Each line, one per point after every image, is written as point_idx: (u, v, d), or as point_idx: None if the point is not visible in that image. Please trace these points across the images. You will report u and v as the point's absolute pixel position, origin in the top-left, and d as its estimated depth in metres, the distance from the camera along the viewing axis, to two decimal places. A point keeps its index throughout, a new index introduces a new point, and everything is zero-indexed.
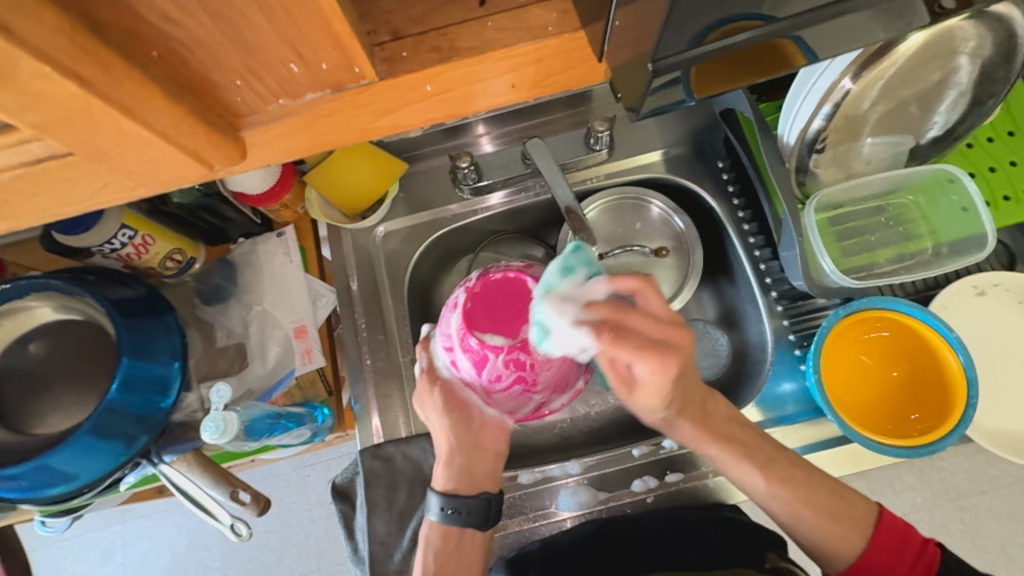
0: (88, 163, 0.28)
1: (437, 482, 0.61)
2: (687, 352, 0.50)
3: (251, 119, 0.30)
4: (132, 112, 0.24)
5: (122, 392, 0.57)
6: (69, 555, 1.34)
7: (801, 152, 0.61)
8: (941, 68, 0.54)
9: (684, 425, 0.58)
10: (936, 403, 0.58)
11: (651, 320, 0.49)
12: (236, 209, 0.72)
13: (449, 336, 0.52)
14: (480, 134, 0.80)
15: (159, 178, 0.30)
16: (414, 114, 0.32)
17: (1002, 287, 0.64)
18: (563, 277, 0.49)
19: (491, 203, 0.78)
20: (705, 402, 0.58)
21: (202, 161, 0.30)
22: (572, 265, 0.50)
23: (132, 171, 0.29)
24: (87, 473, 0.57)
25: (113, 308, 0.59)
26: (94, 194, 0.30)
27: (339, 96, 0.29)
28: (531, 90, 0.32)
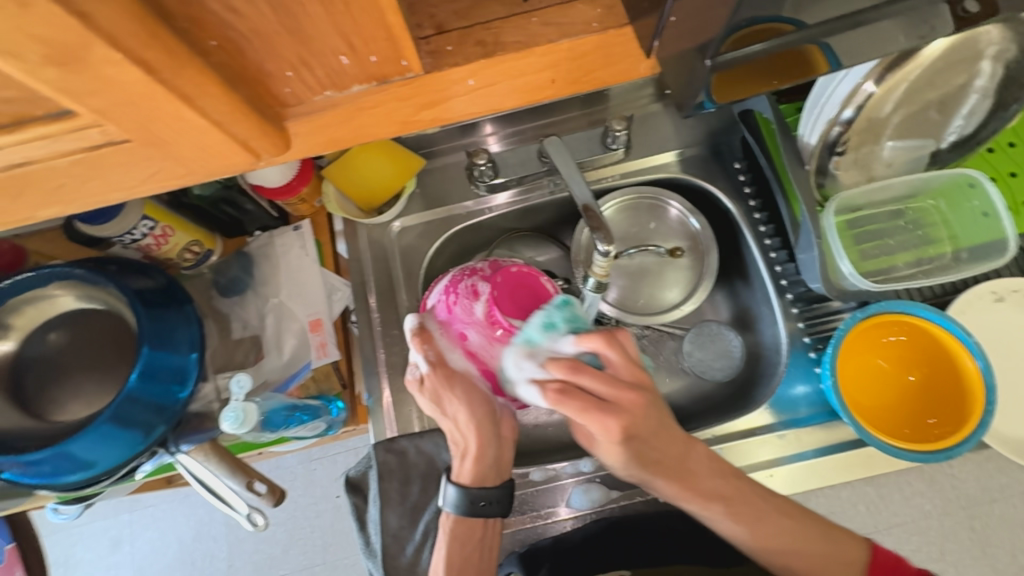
0: (139, 149, 0.28)
1: (459, 475, 0.59)
2: (641, 408, 0.51)
3: (295, 110, 0.30)
4: (190, 100, 0.25)
5: (142, 381, 0.58)
6: (78, 542, 1.35)
7: (821, 155, 0.61)
8: (965, 72, 0.54)
9: (656, 477, 0.57)
10: (954, 408, 0.58)
11: (605, 380, 0.50)
12: (254, 202, 0.72)
13: (471, 316, 0.56)
14: (488, 134, 0.80)
15: (205, 166, 0.31)
16: (453, 109, 0.32)
17: (1022, 294, 0.64)
18: (545, 332, 0.53)
19: (496, 203, 0.78)
20: (685, 458, 0.57)
21: (250, 150, 0.30)
22: (553, 319, 0.53)
23: (180, 158, 0.29)
24: (105, 461, 0.57)
25: (136, 298, 0.60)
26: (140, 181, 0.31)
27: (383, 89, 0.30)
28: (570, 86, 0.33)
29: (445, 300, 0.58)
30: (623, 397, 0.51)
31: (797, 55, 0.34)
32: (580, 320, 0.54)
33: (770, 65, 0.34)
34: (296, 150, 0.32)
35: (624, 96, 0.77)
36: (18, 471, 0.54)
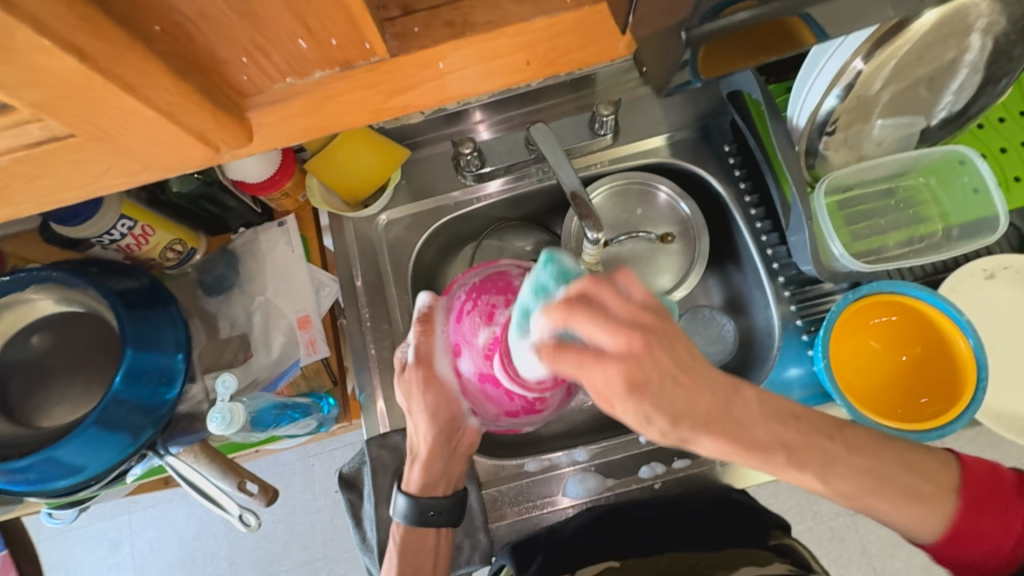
0: (90, 145, 0.27)
1: (408, 484, 0.61)
2: (643, 361, 0.40)
3: (256, 99, 0.29)
4: (134, 90, 0.24)
5: (127, 383, 0.56)
6: (77, 545, 1.35)
7: (811, 135, 0.60)
8: (955, 47, 0.53)
9: (703, 439, 0.43)
10: (946, 385, 0.58)
11: (602, 324, 0.40)
12: (237, 198, 0.71)
13: (474, 338, 0.55)
14: (479, 121, 0.78)
15: (164, 161, 0.29)
16: (424, 95, 0.31)
17: (1012, 270, 0.64)
18: (536, 298, 0.46)
19: (490, 190, 0.77)
20: (729, 408, 0.43)
21: (207, 143, 0.29)
22: (543, 282, 0.46)
23: (134, 153, 0.28)
24: (94, 466, 0.57)
25: (117, 299, 0.59)
26: (96, 178, 0.29)
27: (349, 74, 0.29)
28: (546, 67, 0.31)
29: (465, 303, 0.57)
30: (646, 364, 0.40)
31: (775, 31, 0.32)
32: (570, 273, 0.47)
33: (748, 42, 0.32)
34: (259, 141, 0.31)
35: (610, 79, 0.76)
36: (3, 479, 0.53)
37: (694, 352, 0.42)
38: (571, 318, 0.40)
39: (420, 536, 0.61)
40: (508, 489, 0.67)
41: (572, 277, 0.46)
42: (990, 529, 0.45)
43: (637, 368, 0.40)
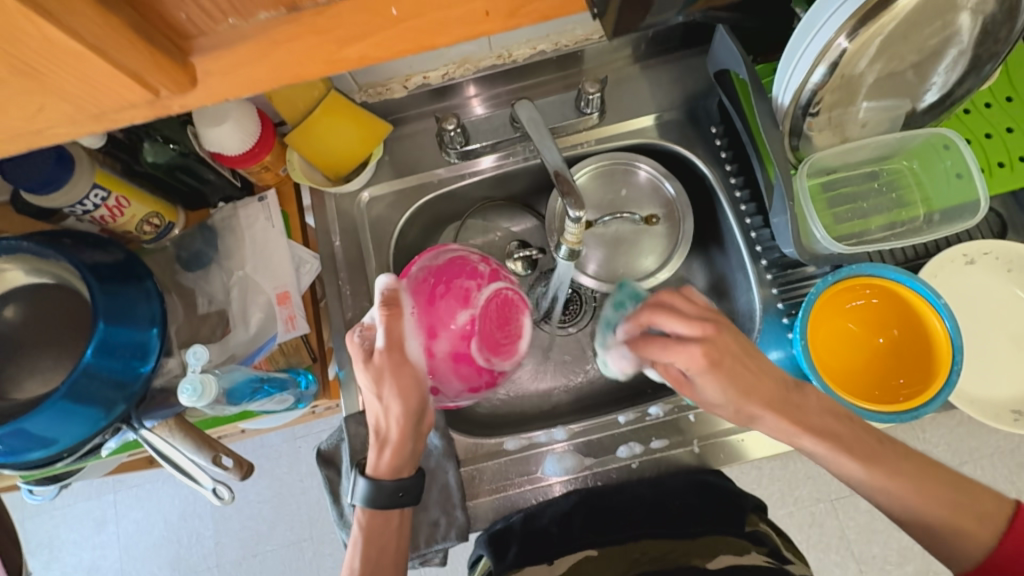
0: (16, 82, 0.25)
1: (375, 469, 0.60)
2: (716, 344, 0.49)
3: (200, 43, 0.27)
4: (53, 15, 0.22)
5: (99, 355, 0.56)
6: (62, 524, 1.34)
7: (795, 114, 0.59)
8: (940, 26, 0.53)
9: (768, 416, 0.52)
10: (921, 367, 0.59)
11: (681, 318, 0.50)
12: (215, 171, 0.69)
13: (451, 319, 0.63)
14: (472, 95, 0.76)
15: (99, 104, 0.27)
16: (381, 45, 0.28)
17: (993, 256, 0.64)
18: (616, 312, 0.64)
19: (482, 167, 0.76)
20: (788, 394, 0.52)
21: (147, 87, 0.27)
22: (621, 301, 0.65)
23: (67, 94, 0.26)
24: (66, 439, 0.56)
25: (89, 271, 0.58)
26: (28, 119, 0.28)
27: (295, 19, 0.27)
28: (507, 19, 0.28)
29: (437, 287, 0.64)
30: (721, 345, 0.50)
31: None
32: (642, 296, 0.65)
33: None
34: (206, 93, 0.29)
35: (599, 57, 0.75)
36: None
37: (749, 344, 0.52)
38: (670, 322, 0.50)
39: (383, 521, 0.60)
40: (484, 467, 0.67)
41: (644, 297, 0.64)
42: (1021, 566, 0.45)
43: (725, 346, 0.50)
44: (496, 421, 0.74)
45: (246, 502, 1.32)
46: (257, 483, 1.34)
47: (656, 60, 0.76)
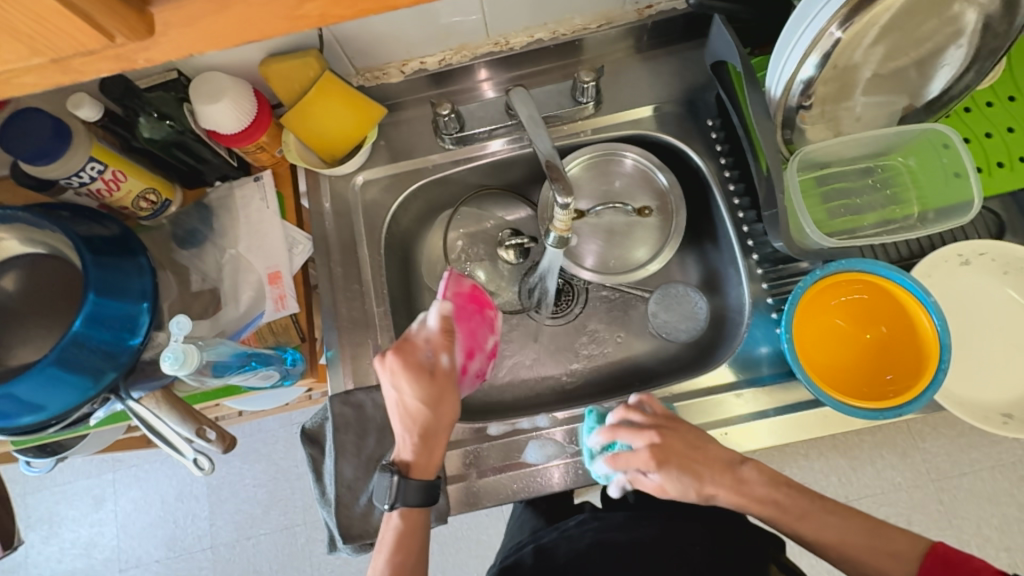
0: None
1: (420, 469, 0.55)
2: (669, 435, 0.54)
3: None
4: None
5: (88, 325, 0.57)
6: (62, 500, 1.36)
7: (787, 107, 0.58)
8: (938, 18, 0.52)
9: (720, 496, 0.53)
10: (909, 365, 0.58)
11: (633, 431, 0.54)
12: (213, 151, 0.70)
13: (484, 343, 0.65)
14: (483, 80, 0.76)
15: (57, 47, 0.27)
16: (344, 3, 0.29)
17: (989, 257, 0.63)
18: (592, 441, 0.62)
19: (491, 150, 0.76)
20: (735, 472, 0.54)
21: (99, 29, 0.26)
22: (594, 429, 0.63)
23: (20, 34, 0.26)
24: (54, 406, 0.57)
25: (83, 244, 0.59)
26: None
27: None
28: None
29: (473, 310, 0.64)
30: (668, 446, 0.53)
31: None
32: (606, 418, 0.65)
33: None
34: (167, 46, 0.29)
35: (598, 47, 0.74)
36: None
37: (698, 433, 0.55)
38: (633, 460, 0.53)
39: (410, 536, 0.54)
40: (467, 452, 0.67)
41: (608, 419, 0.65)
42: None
43: (671, 458, 0.53)
44: (483, 408, 0.74)
45: (241, 485, 1.34)
46: (253, 467, 1.35)
47: (655, 52, 0.76)
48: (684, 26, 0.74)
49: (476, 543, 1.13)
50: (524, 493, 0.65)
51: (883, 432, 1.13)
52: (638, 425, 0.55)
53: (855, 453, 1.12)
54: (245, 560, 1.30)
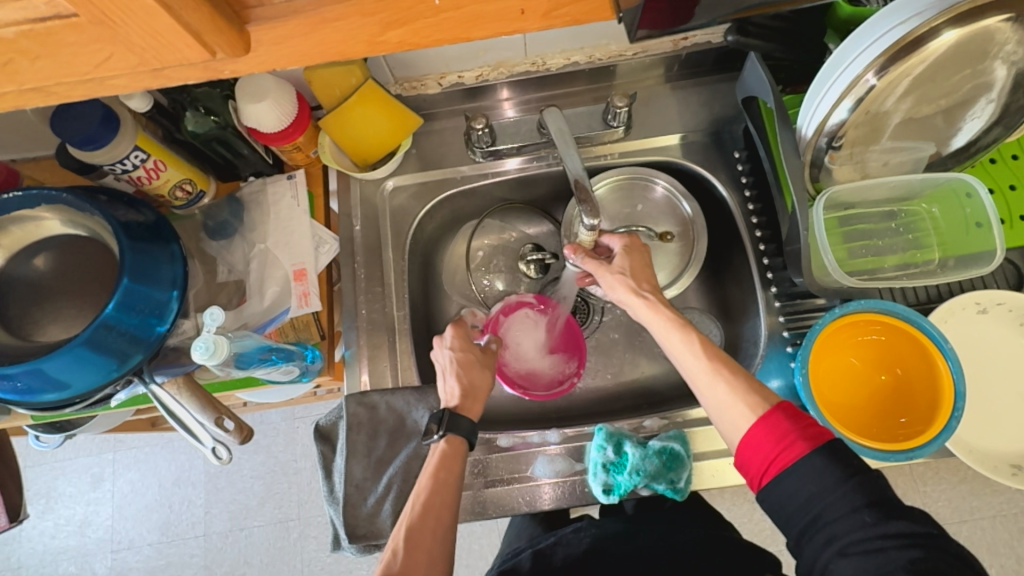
0: (89, 28, 0.28)
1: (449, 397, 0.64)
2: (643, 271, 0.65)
3: (257, 13, 0.31)
4: None
5: (119, 310, 0.58)
6: (60, 476, 1.38)
7: (817, 147, 0.59)
8: (971, 73, 0.53)
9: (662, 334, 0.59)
10: (923, 409, 0.59)
11: (628, 258, 0.65)
12: (250, 147, 0.72)
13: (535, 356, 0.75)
14: (501, 100, 0.78)
15: (160, 58, 0.30)
16: (420, 32, 0.32)
17: (1007, 308, 0.63)
18: (600, 455, 0.65)
19: (505, 168, 0.78)
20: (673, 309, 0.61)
21: (203, 45, 0.30)
22: (603, 444, 0.65)
23: (132, 46, 0.29)
24: (79, 384, 0.59)
25: (120, 228, 0.60)
26: (96, 67, 0.30)
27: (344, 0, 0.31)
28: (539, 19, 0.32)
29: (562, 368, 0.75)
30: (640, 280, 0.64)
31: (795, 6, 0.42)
32: (618, 435, 0.66)
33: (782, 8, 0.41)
34: (255, 57, 0.32)
35: (631, 74, 0.76)
36: None
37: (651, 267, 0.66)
38: (596, 268, 0.65)
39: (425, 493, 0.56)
40: (474, 461, 0.68)
41: (619, 438, 0.66)
42: (781, 454, 0.46)
43: (637, 273, 0.64)
44: (491, 417, 0.75)
45: (239, 474, 1.34)
46: (251, 457, 1.36)
47: (686, 82, 0.78)
48: (716, 59, 0.75)
49: (467, 551, 1.14)
50: (528, 506, 0.66)
51: (884, 473, 1.12)
52: (627, 246, 0.66)
53: None
54: (237, 550, 1.30)
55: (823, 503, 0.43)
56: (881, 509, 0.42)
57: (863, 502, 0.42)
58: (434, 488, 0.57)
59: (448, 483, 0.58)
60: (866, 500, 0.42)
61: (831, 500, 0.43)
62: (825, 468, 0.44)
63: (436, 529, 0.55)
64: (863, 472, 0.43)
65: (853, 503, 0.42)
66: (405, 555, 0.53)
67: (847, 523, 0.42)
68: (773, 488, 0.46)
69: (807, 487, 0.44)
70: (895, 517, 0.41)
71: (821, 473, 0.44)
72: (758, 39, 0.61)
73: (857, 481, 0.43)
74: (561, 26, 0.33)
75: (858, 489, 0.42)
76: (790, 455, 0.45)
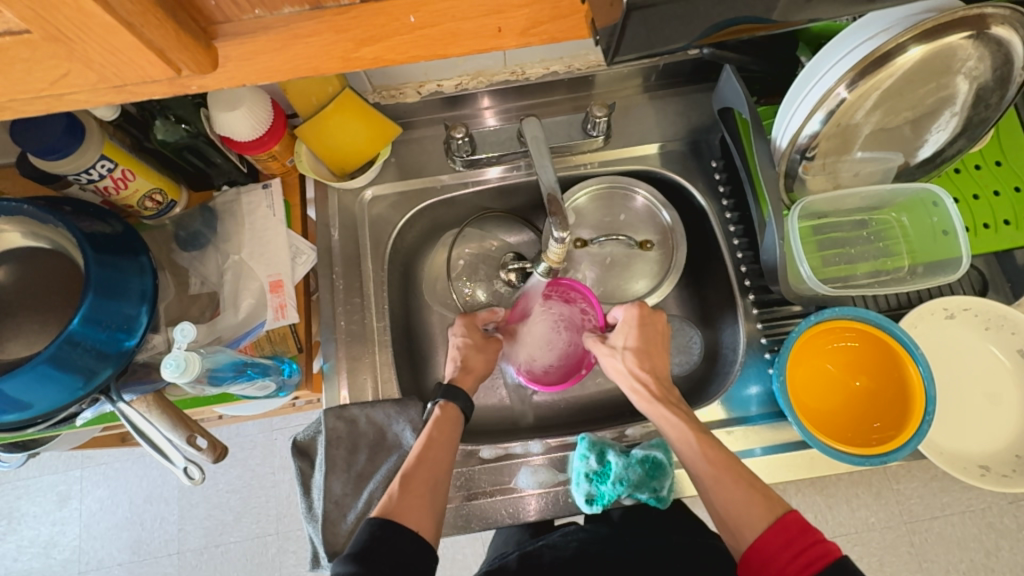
0: (45, 45, 0.27)
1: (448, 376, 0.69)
2: (651, 354, 0.67)
3: (224, 28, 0.30)
4: None
5: (85, 325, 0.55)
6: (23, 496, 1.32)
7: (791, 157, 0.60)
8: (935, 87, 0.55)
9: (666, 420, 0.62)
10: (896, 413, 0.60)
11: (637, 339, 0.68)
12: (223, 156, 0.70)
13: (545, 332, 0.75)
14: (485, 107, 0.78)
15: (123, 74, 0.29)
16: (396, 49, 0.32)
17: (973, 313, 0.65)
18: (583, 464, 0.65)
19: (485, 177, 0.77)
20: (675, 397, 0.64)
21: (168, 63, 0.29)
22: (586, 453, 0.65)
23: (91, 62, 0.28)
24: (42, 404, 0.56)
25: (86, 240, 0.58)
26: (52, 83, 0.29)
27: (318, 16, 0.30)
28: (517, 36, 0.32)
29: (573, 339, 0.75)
30: (646, 367, 0.66)
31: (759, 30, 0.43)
32: (599, 443, 0.66)
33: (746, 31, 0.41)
34: (225, 73, 0.32)
35: (609, 83, 0.77)
36: None
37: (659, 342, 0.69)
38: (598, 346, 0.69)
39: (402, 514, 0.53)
40: (457, 474, 0.67)
41: (603, 448, 0.65)
42: (790, 570, 0.47)
43: (645, 360, 0.67)
44: (473, 428, 0.75)
45: (215, 490, 1.31)
46: (227, 471, 1.32)
47: (664, 92, 0.78)
48: (692, 70, 0.76)
49: (451, 561, 1.13)
50: (511, 518, 0.65)
51: (859, 473, 1.15)
52: (636, 322, 0.68)
53: (832, 491, 1.13)
54: (213, 568, 1.26)
55: None
56: None
57: None
58: (428, 444, 0.59)
59: (444, 441, 0.60)
60: None
61: None
62: None
63: (429, 479, 0.56)
64: None
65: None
66: (400, 495, 0.54)
67: None
68: None
69: None
70: None
71: None
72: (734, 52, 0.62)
73: None
74: (540, 44, 0.34)
75: None
76: (797, 570, 0.47)
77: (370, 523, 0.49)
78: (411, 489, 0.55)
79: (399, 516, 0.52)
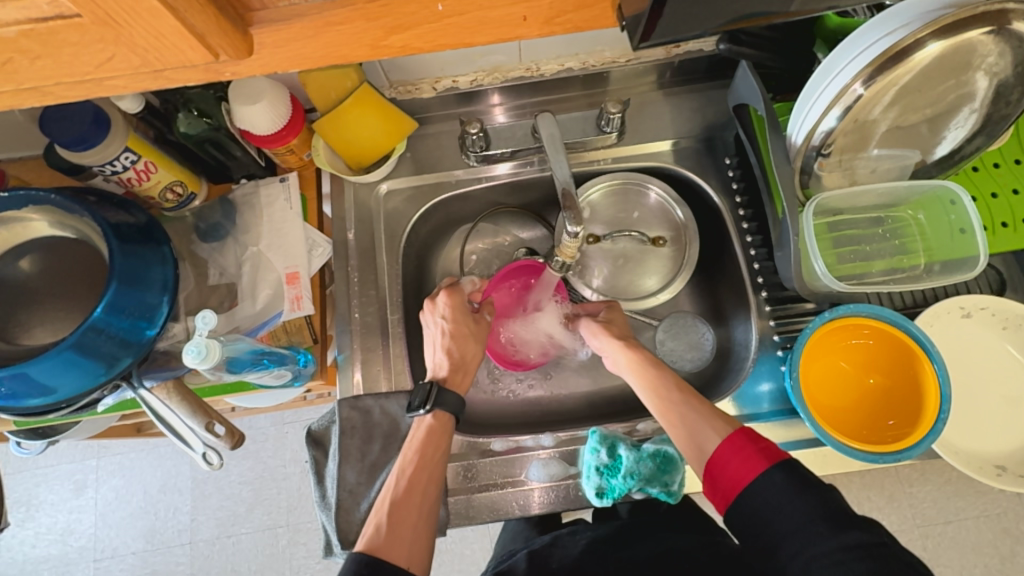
0: (93, 29, 0.28)
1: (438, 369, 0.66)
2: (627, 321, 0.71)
3: (260, 15, 0.31)
4: None
5: (108, 313, 0.57)
6: (41, 484, 1.34)
7: (807, 154, 0.60)
8: (955, 84, 0.55)
9: (636, 368, 0.64)
10: (911, 411, 0.60)
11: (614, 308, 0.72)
12: (243, 149, 0.72)
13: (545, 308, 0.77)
14: (495, 104, 0.78)
15: (164, 59, 0.30)
16: (423, 37, 0.33)
17: (990, 312, 0.65)
18: (593, 457, 0.65)
19: (496, 173, 0.78)
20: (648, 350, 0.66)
21: (207, 48, 0.30)
22: (597, 447, 0.65)
23: (136, 46, 0.29)
24: (66, 389, 0.57)
25: (111, 230, 0.59)
26: (96, 66, 0.30)
27: (350, 4, 0.31)
28: (542, 25, 0.33)
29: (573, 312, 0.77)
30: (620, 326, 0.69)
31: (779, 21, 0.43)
32: (610, 437, 0.66)
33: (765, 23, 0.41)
34: (259, 59, 0.32)
35: (623, 80, 0.77)
36: None
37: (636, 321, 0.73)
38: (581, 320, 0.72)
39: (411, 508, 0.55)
40: (469, 466, 0.68)
41: (614, 442, 0.66)
42: (743, 474, 0.47)
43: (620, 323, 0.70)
44: (485, 421, 0.75)
45: (227, 481, 1.32)
46: (240, 463, 1.34)
47: (678, 89, 0.79)
48: (707, 67, 0.77)
49: (459, 556, 1.13)
50: (521, 511, 0.66)
51: (870, 475, 1.13)
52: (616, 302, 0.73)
53: (844, 493, 1.12)
54: (225, 558, 1.28)
55: (781, 518, 0.44)
56: (835, 521, 0.42)
57: (817, 515, 0.43)
58: (422, 462, 0.58)
59: (433, 456, 0.59)
60: (822, 513, 0.43)
61: (788, 513, 0.44)
62: (784, 484, 0.45)
63: (421, 503, 0.55)
64: (820, 487, 0.44)
65: (809, 516, 0.43)
66: (389, 528, 0.52)
67: (802, 537, 0.42)
68: (736, 505, 0.47)
69: (767, 502, 0.45)
70: (852, 531, 0.42)
71: (779, 487, 0.45)
72: (751, 48, 0.62)
73: (813, 495, 0.44)
74: (563, 33, 0.34)
75: (814, 502, 0.43)
76: (750, 473, 0.47)
77: (356, 555, 0.47)
78: (405, 509, 0.54)
79: (385, 552, 0.49)
